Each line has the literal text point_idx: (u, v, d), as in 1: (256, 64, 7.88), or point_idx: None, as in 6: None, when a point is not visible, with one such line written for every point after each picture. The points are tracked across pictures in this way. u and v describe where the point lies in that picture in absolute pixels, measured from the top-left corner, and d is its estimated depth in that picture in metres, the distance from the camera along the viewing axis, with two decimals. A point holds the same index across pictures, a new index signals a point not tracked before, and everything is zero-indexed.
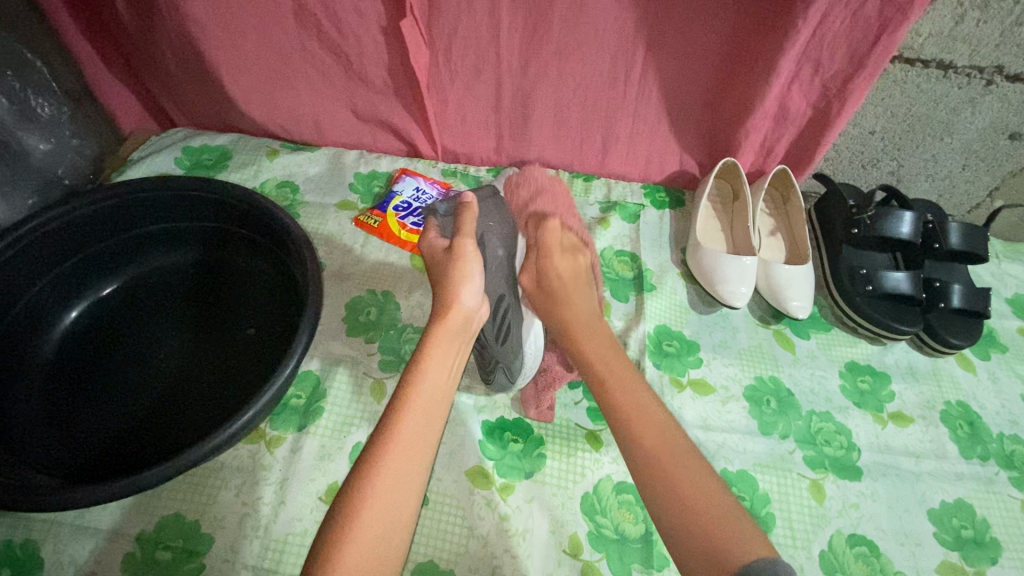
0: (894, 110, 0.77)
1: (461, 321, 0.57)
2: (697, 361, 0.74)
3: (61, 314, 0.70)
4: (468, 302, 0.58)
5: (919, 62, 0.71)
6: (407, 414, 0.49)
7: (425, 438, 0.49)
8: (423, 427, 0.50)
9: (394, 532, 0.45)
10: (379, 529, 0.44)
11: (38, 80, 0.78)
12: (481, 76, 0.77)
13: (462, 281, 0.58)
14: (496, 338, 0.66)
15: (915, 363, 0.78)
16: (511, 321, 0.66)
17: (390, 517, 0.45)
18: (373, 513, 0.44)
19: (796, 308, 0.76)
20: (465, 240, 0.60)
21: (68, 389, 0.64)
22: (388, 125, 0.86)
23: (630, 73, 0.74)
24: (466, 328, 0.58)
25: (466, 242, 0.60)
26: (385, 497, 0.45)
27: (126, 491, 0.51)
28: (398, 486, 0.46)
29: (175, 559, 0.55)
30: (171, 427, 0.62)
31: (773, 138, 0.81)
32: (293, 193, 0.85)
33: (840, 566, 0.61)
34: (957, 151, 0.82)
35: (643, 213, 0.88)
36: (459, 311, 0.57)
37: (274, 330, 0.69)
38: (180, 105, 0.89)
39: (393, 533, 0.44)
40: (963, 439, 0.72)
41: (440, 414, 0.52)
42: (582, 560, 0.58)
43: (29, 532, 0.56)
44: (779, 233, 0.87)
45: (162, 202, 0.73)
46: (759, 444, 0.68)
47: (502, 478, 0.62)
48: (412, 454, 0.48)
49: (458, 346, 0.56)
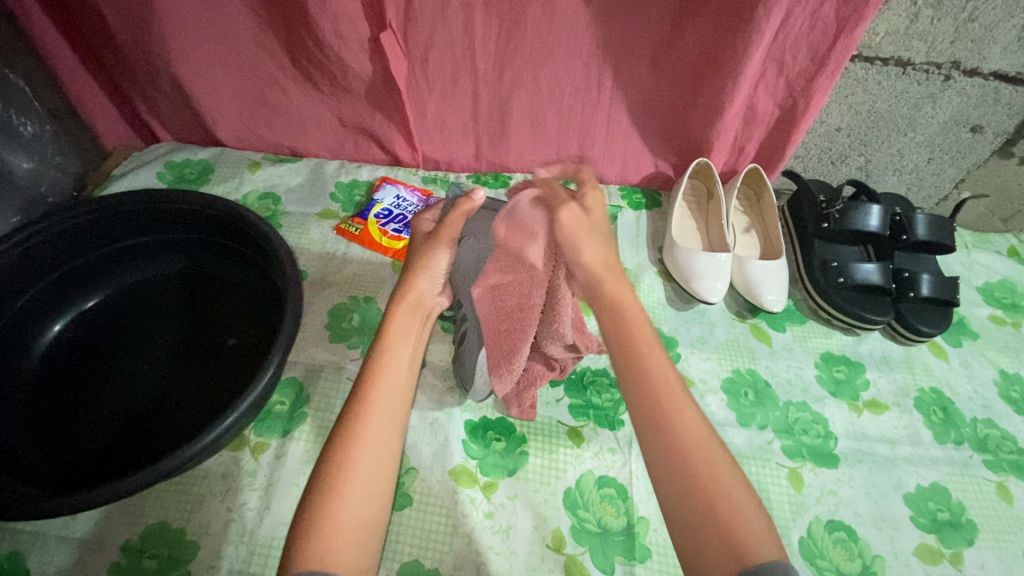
0: (858, 107, 0.80)
1: (415, 305, 0.59)
2: (675, 357, 0.76)
3: (46, 327, 0.70)
4: (425, 289, 0.60)
5: (879, 61, 0.73)
6: (372, 396, 0.50)
7: (393, 413, 0.51)
8: (390, 405, 0.51)
9: (373, 507, 0.46)
10: (359, 506, 0.45)
11: (20, 100, 0.79)
12: (458, 85, 0.78)
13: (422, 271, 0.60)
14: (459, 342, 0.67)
15: (889, 352, 0.80)
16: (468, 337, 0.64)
17: (372, 491, 0.46)
18: (353, 491, 0.46)
19: (770, 301, 0.78)
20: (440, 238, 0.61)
21: (51, 399, 0.65)
22: (370, 135, 0.88)
23: (602, 78, 0.76)
24: (422, 312, 0.60)
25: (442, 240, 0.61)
26: (361, 477, 0.46)
27: (110, 496, 0.51)
28: (374, 466, 0.47)
29: (161, 566, 0.55)
30: (156, 434, 0.63)
31: (743, 138, 0.83)
32: (276, 204, 0.86)
33: (819, 552, 0.62)
34: (921, 145, 0.84)
35: (620, 214, 0.90)
36: (415, 295, 0.59)
37: (260, 339, 0.70)
38: (163, 121, 0.90)
39: (374, 509, 0.46)
40: (937, 424, 0.74)
41: (405, 392, 0.53)
42: (565, 554, 0.59)
43: (14, 544, 0.56)
44: (753, 230, 0.89)
45: (145, 215, 0.74)
46: (738, 435, 0.70)
47: (485, 476, 0.63)
48: (381, 430, 0.49)
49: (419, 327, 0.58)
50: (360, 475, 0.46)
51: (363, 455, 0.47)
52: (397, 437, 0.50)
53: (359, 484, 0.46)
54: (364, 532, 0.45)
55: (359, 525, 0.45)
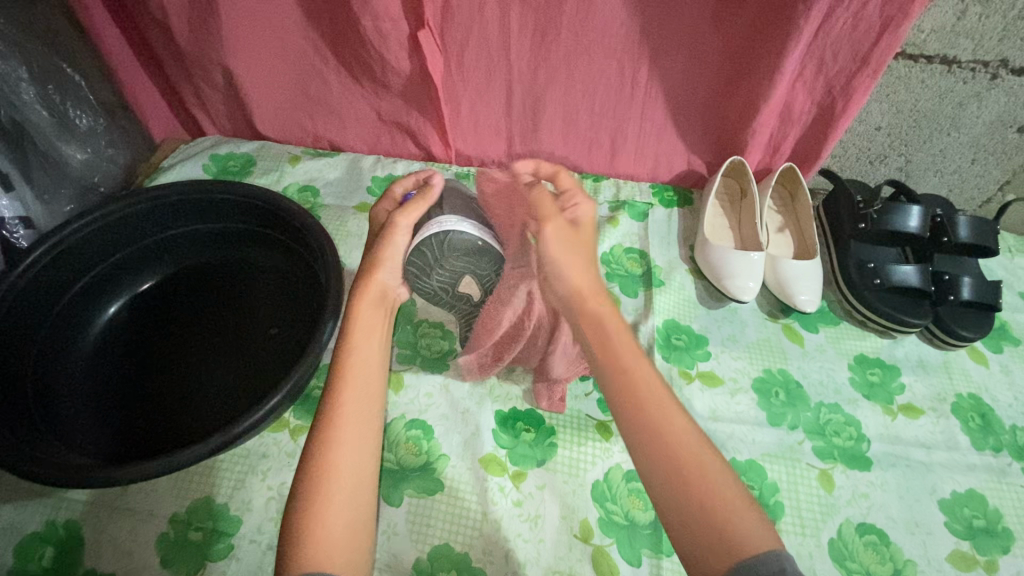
0: (899, 106, 0.78)
1: (378, 296, 0.59)
2: (706, 354, 0.76)
3: (101, 309, 0.74)
4: (387, 280, 0.60)
5: (923, 58, 0.72)
6: (345, 400, 0.52)
7: (370, 408, 0.53)
8: (364, 404, 0.52)
9: (362, 506, 0.48)
10: (345, 508, 0.47)
11: (76, 93, 0.85)
12: (493, 81, 0.80)
13: (381, 262, 0.60)
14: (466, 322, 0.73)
15: (925, 356, 0.79)
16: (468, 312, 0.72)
17: (358, 492, 0.48)
18: (339, 496, 0.47)
19: (803, 301, 0.77)
20: (396, 227, 0.61)
21: (105, 379, 0.68)
22: (406, 130, 0.90)
23: (637, 74, 0.76)
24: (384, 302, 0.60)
25: (398, 231, 0.61)
26: (345, 485, 0.48)
27: (164, 469, 0.54)
28: (356, 464, 0.49)
29: (206, 539, 0.58)
30: (204, 414, 0.66)
31: (778, 136, 0.83)
32: (315, 197, 0.89)
33: (849, 554, 0.62)
34: (965, 145, 0.82)
35: (652, 212, 0.90)
36: (377, 288, 0.59)
37: (301, 327, 0.72)
38: (208, 115, 0.94)
39: (360, 506, 0.48)
40: (975, 431, 0.72)
41: (377, 387, 0.54)
42: (592, 545, 0.60)
43: (71, 513, 0.59)
44: (786, 230, 0.88)
45: (194, 204, 0.77)
46: (768, 434, 0.69)
47: (514, 465, 0.65)
48: (359, 432, 0.51)
49: (381, 320, 0.59)
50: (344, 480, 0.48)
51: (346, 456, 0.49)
52: (375, 434, 0.52)
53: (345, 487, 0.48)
54: (354, 531, 0.47)
55: (349, 525, 0.47)
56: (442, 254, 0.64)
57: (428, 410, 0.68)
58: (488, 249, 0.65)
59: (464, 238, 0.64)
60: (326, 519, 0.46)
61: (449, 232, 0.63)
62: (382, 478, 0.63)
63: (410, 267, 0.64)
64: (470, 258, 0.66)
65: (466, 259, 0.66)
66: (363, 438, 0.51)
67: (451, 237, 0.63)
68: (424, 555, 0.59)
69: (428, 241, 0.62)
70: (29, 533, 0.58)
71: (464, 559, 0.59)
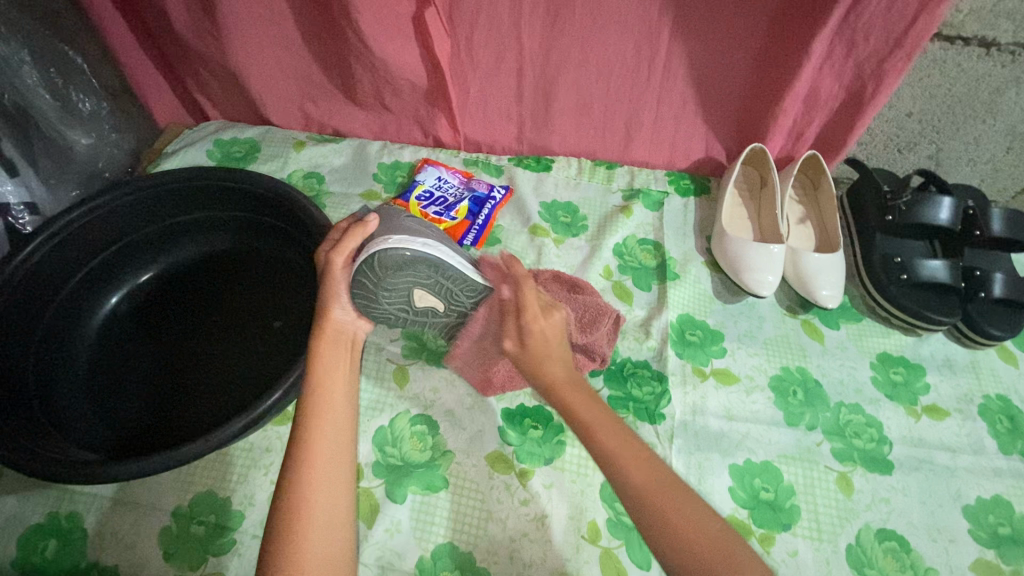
0: (933, 91, 0.74)
1: (334, 337, 0.57)
2: (721, 351, 0.73)
3: (102, 300, 0.73)
4: (340, 316, 0.58)
5: (960, 40, 0.68)
6: (316, 438, 0.50)
7: (339, 444, 0.51)
8: (334, 440, 0.51)
9: (341, 543, 0.47)
10: (322, 553, 0.45)
11: (78, 76, 0.83)
12: (503, 64, 0.77)
13: (331, 301, 0.57)
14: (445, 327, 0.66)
15: (952, 355, 0.75)
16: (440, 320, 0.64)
17: (333, 534, 0.47)
18: (314, 534, 0.46)
19: (825, 297, 0.74)
20: (336, 265, 0.57)
21: (106, 372, 0.67)
22: (413, 115, 0.87)
23: (654, 57, 0.72)
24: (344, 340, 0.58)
25: (337, 268, 0.57)
26: (322, 521, 0.46)
27: (164, 464, 0.54)
28: (332, 500, 0.48)
29: (209, 534, 0.57)
30: (207, 408, 0.65)
31: (802, 123, 0.79)
32: (320, 183, 0.87)
33: (867, 561, 0.60)
34: (1001, 133, 0.78)
35: (667, 201, 0.86)
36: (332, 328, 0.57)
37: (303, 320, 0.71)
38: (211, 99, 0.92)
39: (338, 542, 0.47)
40: (1002, 434, 0.69)
41: (347, 423, 0.53)
42: (601, 546, 0.58)
43: (74, 505, 0.59)
44: (808, 221, 0.85)
45: (196, 192, 0.75)
46: (785, 435, 0.67)
47: (521, 463, 0.63)
48: (330, 473, 0.49)
49: (344, 357, 0.57)
50: (318, 524, 0.46)
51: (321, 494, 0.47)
52: (348, 470, 0.51)
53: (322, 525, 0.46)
54: (334, 566, 0.45)
55: (329, 562, 0.45)
56: (379, 278, 0.56)
57: (434, 405, 0.66)
58: (427, 260, 0.56)
59: (393, 254, 0.55)
60: (305, 558, 0.44)
61: (374, 253, 0.54)
62: (386, 474, 0.61)
63: (356, 296, 0.58)
64: (412, 273, 0.57)
65: (407, 276, 0.57)
66: (333, 480, 0.49)
67: (378, 257, 0.54)
68: (428, 554, 0.57)
69: (359, 269, 0.55)
70: (33, 524, 0.58)
71: (469, 559, 0.57)
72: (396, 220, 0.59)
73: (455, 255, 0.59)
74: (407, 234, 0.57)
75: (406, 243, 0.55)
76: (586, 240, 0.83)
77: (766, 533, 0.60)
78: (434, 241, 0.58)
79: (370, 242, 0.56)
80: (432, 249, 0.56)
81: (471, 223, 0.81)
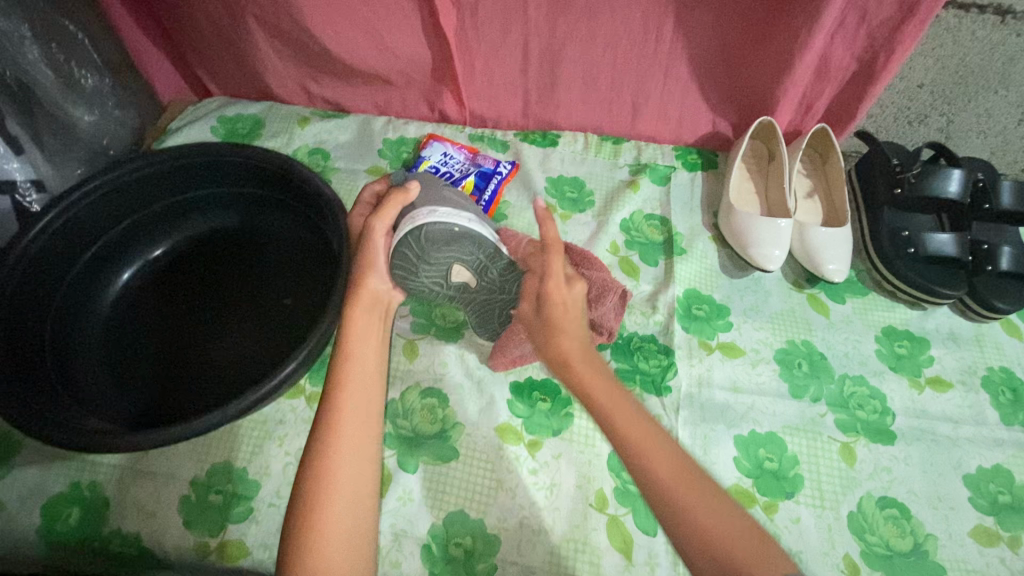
0: (946, 61, 0.73)
1: (371, 303, 0.58)
2: (727, 325, 0.74)
3: (115, 276, 0.74)
4: (377, 285, 0.59)
5: (974, 8, 0.67)
6: (343, 411, 0.51)
7: (366, 419, 0.51)
8: (360, 413, 0.51)
9: (362, 515, 0.48)
10: (343, 517, 0.47)
11: (79, 50, 0.81)
12: (509, 36, 0.75)
13: (370, 268, 0.59)
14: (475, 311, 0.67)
15: (957, 328, 0.76)
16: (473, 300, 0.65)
17: (354, 507, 0.48)
18: (337, 505, 0.47)
19: (832, 271, 0.74)
20: (376, 231, 0.58)
21: (122, 347, 0.69)
22: (417, 90, 0.86)
23: (663, 27, 0.71)
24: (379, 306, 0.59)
25: (377, 235, 0.59)
26: (343, 493, 0.48)
27: (183, 435, 0.55)
28: (354, 475, 0.49)
29: (226, 502, 0.59)
30: (221, 381, 0.66)
31: (812, 95, 0.78)
32: (325, 159, 0.86)
33: (868, 527, 0.61)
34: (1013, 104, 0.77)
35: (674, 175, 0.86)
36: (367, 294, 0.58)
37: (313, 295, 0.71)
38: (213, 74, 0.91)
39: (359, 513, 0.48)
40: (1005, 405, 0.70)
41: (376, 397, 0.53)
42: (608, 514, 0.60)
43: (95, 474, 0.60)
44: (816, 195, 0.84)
45: (203, 167, 0.75)
46: (790, 407, 0.68)
47: (530, 434, 0.64)
48: (354, 441, 0.50)
49: (377, 329, 0.57)
50: (340, 491, 0.48)
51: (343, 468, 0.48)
52: (375, 446, 0.51)
53: (342, 497, 0.48)
54: (353, 537, 0.47)
55: (349, 533, 0.47)
56: (423, 251, 0.59)
57: (443, 378, 0.67)
58: (471, 235, 0.59)
59: (440, 228, 0.58)
60: (326, 528, 0.46)
61: (422, 224, 0.57)
62: (398, 444, 0.63)
63: (396, 269, 0.60)
64: (455, 248, 0.60)
65: (449, 250, 0.60)
66: (359, 446, 0.50)
67: (426, 229, 0.57)
68: (439, 521, 0.59)
69: (404, 239, 0.58)
70: (55, 493, 0.59)
71: (480, 525, 0.59)
72: (437, 197, 0.62)
73: (494, 234, 0.62)
74: (451, 210, 0.60)
75: (451, 218, 0.58)
76: (593, 215, 0.83)
77: (770, 500, 0.62)
78: (474, 219, 0.61)
79: (415, 216, 0.59)
80: (476, 224, 0.60)
81: (478, 199, 0.81)
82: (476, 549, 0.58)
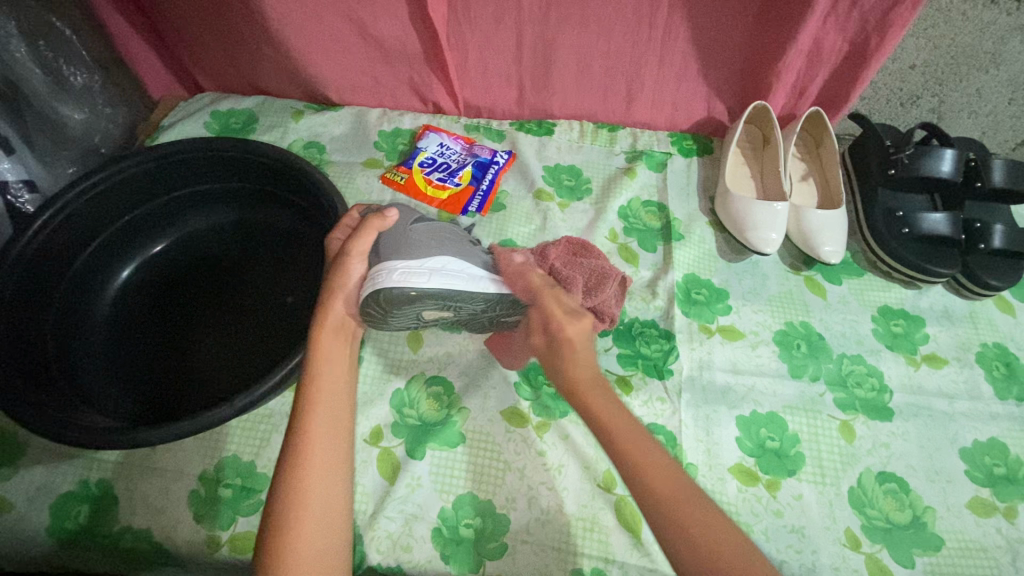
0: (937, 42, 0.73)
1: (338, 327, 0.57)
2: (727, 308, 0.74)
3: (114, 273, 0.73)
4: (343, 310, 0.57)
5: None
6: (316, 430, 0.51)
7: (337, 438, 0.52)
8: (332, 434, 0.51)
9: (335, 534, 0.48)
10: (319, 538, 0.47)
11: (67, 48, 0.80)
12: (502, 26, 0.75)
13: (337, 292, 0.56)
14: (459, 324, 0.66)
15: (951, 306, 0.77)
16: (454, 321, 0.64)
17: (328, 526, 0.48)
18: (309, 524, 0.47)
19: (828, 253, 0.75)
20: (351, 256, 0.56)
21: (123, 343, 0.69)
22: (412, 82, 0.86)
23: (656, 14, 0.71)
24: (347, 331, 0.58)
25: (351, 261, 0.56)
26: (316, 513, 0.47)
27: (192, 428, 0.55)
28: (327, 494, 0.49)
29: (236, 495, 0.59)
30: (224, 377, 0.66)
31: (805, 78, 0.78)
32: (321, 153, 0.86)
33: (868, 501, 0.62)
34: (1003, 84, 0.78)
35: (670, 162, 0.86)
36: (334, 319, 0.56)
37: (314, 290, 0.72)
38: (204, 69, 0.90)
39: (332, 533, 0.48)
40: (998, 379, 0.71)
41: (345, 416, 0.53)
42: (615, 494, 0.61)
43: (103, 472, 0.60)
44: (811, 178, 0.85)
45: (199, 163, 0.74)
46: (789, 386, 0.69)
47: (537, 416, 0.65)
48: (329, 462, 0.50)
49: (345, 351, 0.57)
50: (313, 519, 0.47)
51: (317, 487, 0.48)
52: (346, 465, 0.51)
53: (316, 517, 0.47)
54: (328, 557, 0.47)
55: (324, 552, 0.46)
56: (386, 310, 0.55)
57: (449, 366, 0.68)
58: (434, 293, 0.53)
59: (397, 293, 0.53)
60: (300, 546, 0.45)
61: (379, 290, 0.53)
62: (406, 432, 0.63)
63: (365, 315, 0.57)
64: (419, 304, 0.55)
65: (414, 305, 0.55)
66: (331, 468, 0.50)
67: (382, 294, 0.53)
68: (448, 505, 0.60)
69: (364, 303, 0.54)
70: (63, 493, 0.59)
71: (489, 507, 0.60)
72: (404, 235, 0.57)
73: (466, 276, 0.56)
74: (413, 262, 0.54)
75: (410, 279, 0.53)
76: (591, 204, 0.83)
77: (772, 478, 0.63)
78: (440, 265, 0.55)
79: (374, 275, 0.54)
80: (438, 282, 0.53)
81: (476, 188, 0.82)
82: (486, 528, 0.58)
